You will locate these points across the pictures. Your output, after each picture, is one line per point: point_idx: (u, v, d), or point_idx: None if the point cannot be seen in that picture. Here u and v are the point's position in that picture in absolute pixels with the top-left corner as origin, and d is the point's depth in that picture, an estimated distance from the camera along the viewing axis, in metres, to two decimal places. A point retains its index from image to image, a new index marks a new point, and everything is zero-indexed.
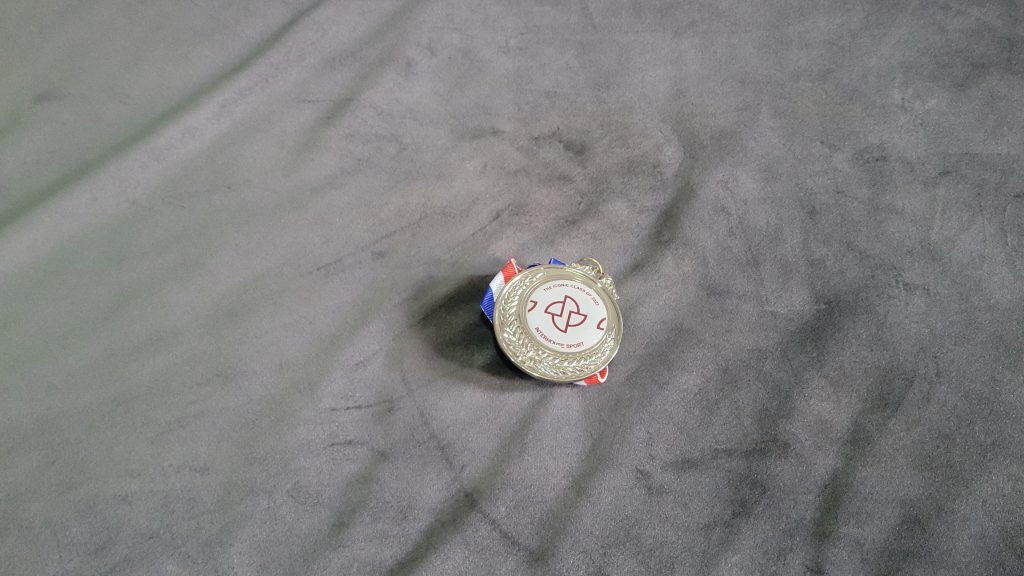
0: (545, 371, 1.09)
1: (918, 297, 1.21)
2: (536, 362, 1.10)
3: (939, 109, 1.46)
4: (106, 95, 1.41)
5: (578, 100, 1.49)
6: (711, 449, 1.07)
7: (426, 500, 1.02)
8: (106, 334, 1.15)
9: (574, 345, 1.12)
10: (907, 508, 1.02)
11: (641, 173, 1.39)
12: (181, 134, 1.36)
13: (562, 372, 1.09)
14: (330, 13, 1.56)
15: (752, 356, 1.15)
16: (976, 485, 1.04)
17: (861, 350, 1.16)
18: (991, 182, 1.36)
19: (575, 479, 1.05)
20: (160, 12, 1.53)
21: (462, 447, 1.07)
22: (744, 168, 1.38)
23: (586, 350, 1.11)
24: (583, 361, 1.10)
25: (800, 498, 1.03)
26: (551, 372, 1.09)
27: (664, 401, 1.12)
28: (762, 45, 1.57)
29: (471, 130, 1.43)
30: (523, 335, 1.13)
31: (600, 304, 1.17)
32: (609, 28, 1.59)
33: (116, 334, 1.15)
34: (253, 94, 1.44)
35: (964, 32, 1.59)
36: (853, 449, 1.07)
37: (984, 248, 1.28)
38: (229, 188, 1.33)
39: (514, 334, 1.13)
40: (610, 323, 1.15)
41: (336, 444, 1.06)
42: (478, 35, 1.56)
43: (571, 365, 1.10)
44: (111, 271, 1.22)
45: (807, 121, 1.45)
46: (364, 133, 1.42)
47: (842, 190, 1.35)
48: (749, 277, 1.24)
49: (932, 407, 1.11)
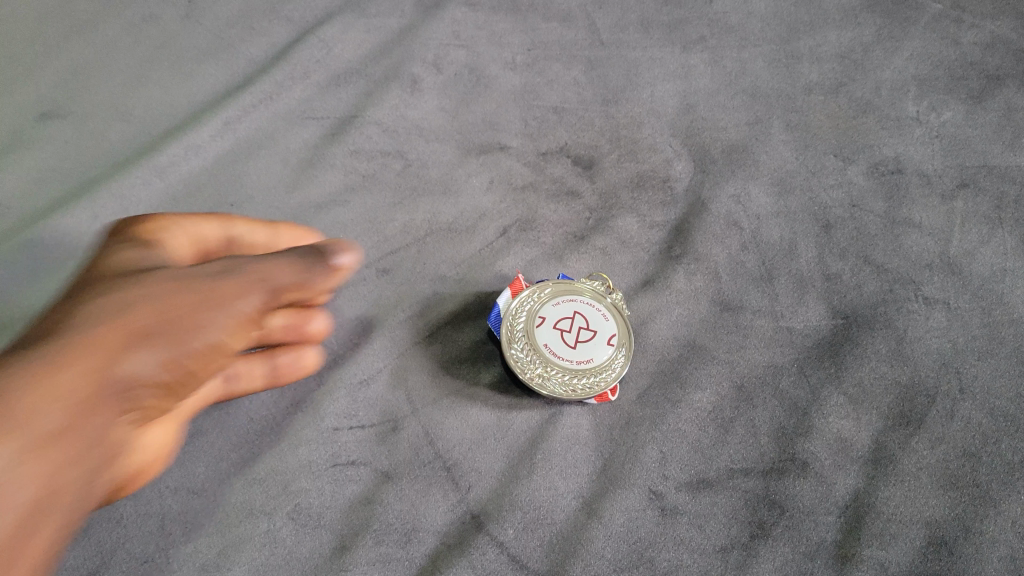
0: (555, 388, 1.07)
1: (939, 312, 1.17)
2: (545, 379, 1.08)
3: (955, 121, 1.42)
4: (110, 114, 1.40)
5: (586, 114, 1.45)
6: (727, 469, 1.03)
7: (431, 522, 0.99)
8: None
9: (584, 362, 1.10)
10: (933, 529, 0.98)
11: (650, 188, 1.35)
12: (183, 152, 1.35)
13: (572, 390, 1.07)
14: (334, 30, 1.54)
15: (768, 373, 1.12)
16: (1005, 505, 1.00)
17: (880, 366, 1.12)
18: (1011, 194, 1.32)
19: (586, 501, 1.02)
20: (166, 31, 1.52)
21: (469, 468, 1.04)
22: (756, 182, 1.34)
23: (596, 367, 1.09)
24: (594, 378, 1.08)
25: (821, 520, 0.99)
26: (560, 390, 1.07)
27: (677, 419, 1.08)
28: (772, 59, 1.53)
29: (477, 145, 1.41)
30: (531, 352, 1.11)
31: (610, 321, 1.15)
32: (617, 43, 1.55)
33: None
34: (256, 112, 1.42)
35: (978, 45, 1.55)
36: (875, 468, 1.03)
37: (1006, 261, 1.24)
38: (232, 207, 1.31)
39: (523, 351, 1.10)
40: (621, 338, 1.13)
41: (338, 465, 1.04)
42: (484, 51, 1.53)
43: (580, 382, 1.08)
44: None
45: (821, 135, 1.41)
46: (369, 150, 1.40)
47: (858, 203, 1.31)
48: (764, 292, 1.20)
49: (956, 424, 1.07)
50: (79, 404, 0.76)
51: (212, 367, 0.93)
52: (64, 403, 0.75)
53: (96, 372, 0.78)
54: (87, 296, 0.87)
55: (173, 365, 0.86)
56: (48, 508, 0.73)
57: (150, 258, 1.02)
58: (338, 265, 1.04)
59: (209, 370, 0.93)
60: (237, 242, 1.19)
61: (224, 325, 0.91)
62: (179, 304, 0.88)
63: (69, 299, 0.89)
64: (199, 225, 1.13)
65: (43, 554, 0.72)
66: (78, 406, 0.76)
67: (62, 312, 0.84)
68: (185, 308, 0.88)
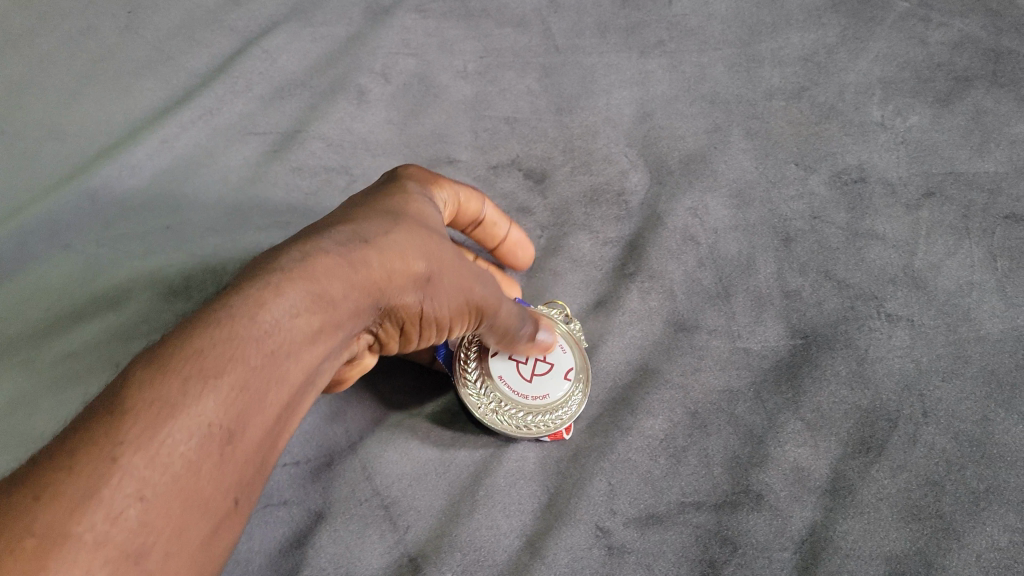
0: (509, 427, 1.02)
1: (902, 329, 1.12)
2: (498, 416, 1.03)
3: (921, 126, 1.37)
4: (42, 133, 1.33)
5: (539, 125, 1.39)
6: (678, 502, 0.98)
7: (365, 566, 0.94)
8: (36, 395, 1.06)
9: (538, 398, 1.05)
10: (893, 565, 0.93)
11: (605, 202, 1.29)
12: (118, 173, 1.28)
13: (527, 428, 1.02)
14: (279, 40, 1.48)
15: (723, 399, 1.07)
16: (969, 538, 0.95)
17: (840, 390, 1.07)
18: (978, 202, 1.26)
19: (529, 539, 0.97)
20: (104, 44, 1.45)
21: (408, 506, 0.99)
22: (714, 193, 1.29)
23: (551, 404, 1.05)
24: (549, 417, 1.04)
25: (776, 557, 0.94)
26: (513, 428, 1.02)
27: (627, 448, 1.03)
28: (732, 64, 1.47)
29: (425, 159, 1.35)
30: (484, 385, 1.06)
31: (566, 351, 1.10)
32: (572, 49, 1.49)
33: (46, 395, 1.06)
34: (195, 128, 1.36)
35: (946, 44, 1.49)
36: (832, 499, 0.98)
37: (973, 274, 1.18)
38: (168, 229, 1.26)
39: (475, 385, 1.05)
40: (578, 371, 1.08)
41: (269, 505, 0.98)
42: (435, 60, 1.48)
43: (534, 420, 1.04)
44: (43, 329, 1.13)
45: (782, 142, 1.35)
46: (313, 166, 1.34)
47: (819, 214, 1.26)
48: (720, 310, 1.15)
49: (919, 450, 1.01)
50: (359, 313, 0.85)
51: (441, 337, 0.98)
52: (358, 306, 0.84)
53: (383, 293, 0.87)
54: (368, 214, 0.93)
55: (429, 313, 0.93)
56: (312, 389, 0.83)
57: (433, 200, 1.04)
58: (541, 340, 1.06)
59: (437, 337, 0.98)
60: (497, 238, 1.16)
61: (463, 304, 0.95)
62: (453, 263, 0.94)
63: (361, 210, 0.94)
64: (473, 199, 1.11)
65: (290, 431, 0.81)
66: (359, 314, 0.85)
67: (368, 223, 0.90)
68: (468, 275, 0.94)
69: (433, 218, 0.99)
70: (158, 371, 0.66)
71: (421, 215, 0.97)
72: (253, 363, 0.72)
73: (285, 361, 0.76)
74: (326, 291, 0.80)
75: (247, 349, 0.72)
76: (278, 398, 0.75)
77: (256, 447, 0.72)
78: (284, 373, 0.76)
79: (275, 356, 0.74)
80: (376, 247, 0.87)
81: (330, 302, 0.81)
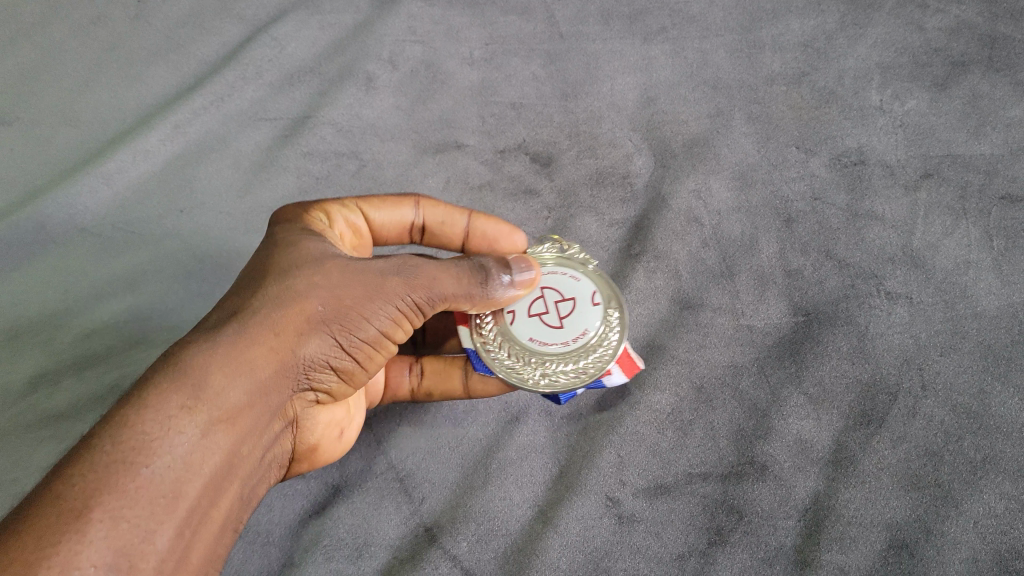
0: (567, 380, 0.96)
1: (901, 306, 1.15)
2: (551, 375, 0.97)
3: (918, 110, 1.40)
4: (56, 119, 1.35)
5: (545, 110, 1.42)
6: (685, 473, 1.01)
7: (382, 536, 0.97)
8: (58, 372, 1.10)
9: (579, 337, 1.00)
10: (895, 532, 0.96)
11: (611, 185, 1.33)
12: (131, 157, 1.30)
13: (585, 372, 0.97)
14: (287, 29, 1.50)
15: (728, 373, 1.10)
16: (967, 506, 0.98)
17: (841, 365, 1.10)
18: (975, 183, 1.29)
19: (541, 509, 1.00)
20: (116, 32, 1.46)
21: (422, 478, 1.02)
22: (718, 176, 1.31)
23: (594, 337, 1.00)
24: (599, 350, 0.99)
25: (781, 524, 0.97)
26: (580, 372, 0.97)
27: (636, 422, 1.06)
28: (734, 50, 1.50)
29: (433, 144, 1.38)
30: (518, 354, 1.00)
31: (582, 280, 1.05)
32: (576, 36, 1.52)
33: (69, 371, 1.10)
34: (207, 114, 1.38)
35: (942, 31, 1.52)
36: (835, 470, 1.01)
37: (969, 252, 1.21)
38: (181, 212, 1.29)
39: (511, 359, 0.99)
40: (603, 293, 1.04)
41: (288, 479, 1.03)
42: (441, 47, 1.50)
43: (584, 362, 0.98)
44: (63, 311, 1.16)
45: (783, 126, 1.38)
46: (323, 151, 1.37)
47: (820, 196, 1.29)
48: (724, 289, 1.18)
49: (918, 422, 1.05)
50: (260, 388, 0.84)
51: (384, 354, 0.95)
52: (248, 386, 0.83)
53: (277, 361, 0.85)
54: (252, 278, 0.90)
55: (347, 349, 0.90)
56: (240, 474, 0.83)
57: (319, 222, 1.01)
58: (521, 282, 0.96)
59: (383, 356, 0.95)
60: (458, 235, 1.10)
61: (386, 317, 0.91)
62: (351, 289, 0.89)
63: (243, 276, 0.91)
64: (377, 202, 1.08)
65: (233, 506, 0.83)
66: (258, 388, 0.84)
67: (240, 300, 0.88)
68: (369, 298, 0.89)
69: (318, 250, 0.92)
70: (24, 530, 0.67)
71: (301, 256, 0.91)
72: (129, 486, 0.72)
73: (168, 469, 0.75)
74: (197, 388, 0.79)
75: (121, 479, 0.72)
76: (176, 508, 0.74)
77: (163, 563, 0.73)
78: (175, 485, 0.75)
79: (153, 473, 0.74)
80: (246, 325, 0.85)
81: (212, 399, 0.80)
